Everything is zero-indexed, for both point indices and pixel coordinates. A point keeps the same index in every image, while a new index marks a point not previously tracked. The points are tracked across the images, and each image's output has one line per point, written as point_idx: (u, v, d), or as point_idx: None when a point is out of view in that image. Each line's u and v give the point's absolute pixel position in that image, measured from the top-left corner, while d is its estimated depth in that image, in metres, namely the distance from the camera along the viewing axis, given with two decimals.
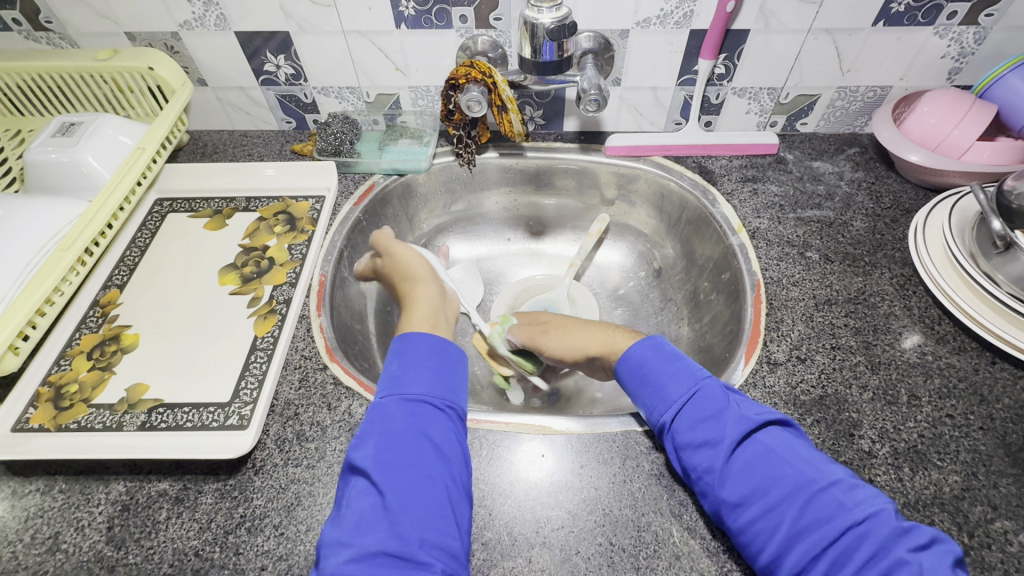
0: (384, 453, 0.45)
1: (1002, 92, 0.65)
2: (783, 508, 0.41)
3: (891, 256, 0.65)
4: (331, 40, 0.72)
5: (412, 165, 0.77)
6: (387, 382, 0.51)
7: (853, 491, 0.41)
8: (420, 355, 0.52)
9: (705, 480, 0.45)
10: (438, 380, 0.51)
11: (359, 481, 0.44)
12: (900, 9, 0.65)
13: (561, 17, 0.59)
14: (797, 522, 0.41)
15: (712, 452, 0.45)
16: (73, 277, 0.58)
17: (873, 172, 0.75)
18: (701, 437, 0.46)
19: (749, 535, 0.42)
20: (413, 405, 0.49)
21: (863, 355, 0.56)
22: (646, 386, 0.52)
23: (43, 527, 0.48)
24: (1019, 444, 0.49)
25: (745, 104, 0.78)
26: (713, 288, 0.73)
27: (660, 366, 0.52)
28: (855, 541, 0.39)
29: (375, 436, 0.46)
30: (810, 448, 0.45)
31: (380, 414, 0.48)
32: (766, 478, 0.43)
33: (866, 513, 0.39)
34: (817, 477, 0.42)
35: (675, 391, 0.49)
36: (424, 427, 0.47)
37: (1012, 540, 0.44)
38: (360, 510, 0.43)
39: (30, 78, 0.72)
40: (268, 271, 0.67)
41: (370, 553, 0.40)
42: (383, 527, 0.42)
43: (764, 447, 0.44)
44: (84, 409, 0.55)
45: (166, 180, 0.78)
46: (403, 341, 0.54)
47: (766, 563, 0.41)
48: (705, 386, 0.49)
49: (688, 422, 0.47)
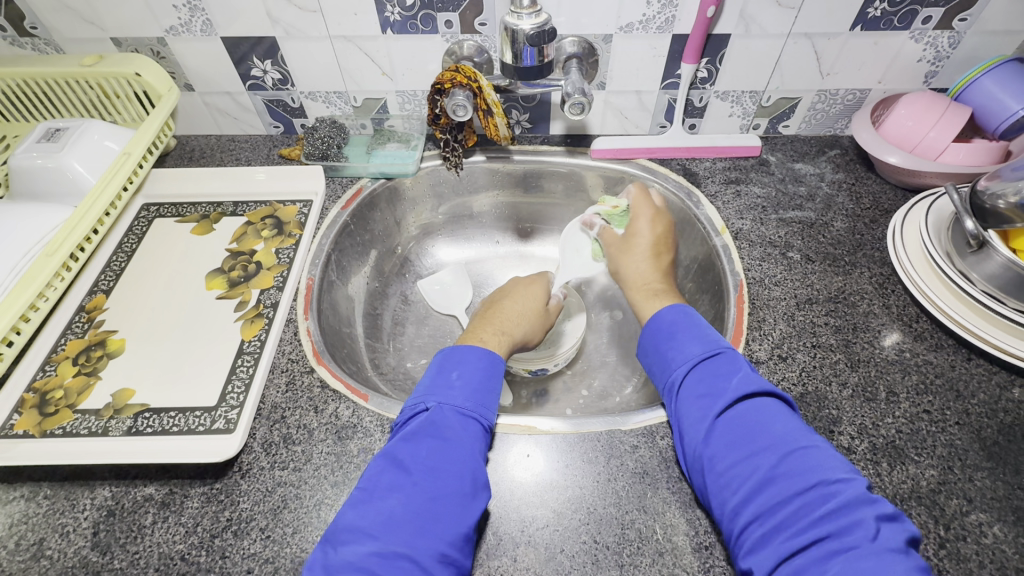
0: (435, 459, 0.45)
1: (976, 95, 0.66)
2: (762, 457, 0.43)
3: (871, 256, 0.67)
4: (317, 46, 0.72)
5: (400, 169, 0.78)
6: (445, 389, 0.51)
7: (832, 458, 0.42)
8: (480, 368, 0.53)
9: (694, 428, 0.47)
10: (485, 399, 0.51)
11: (396, 474, 0.44)
12: (876, 13, 0.66)
13: (542, 23, 0.60)
14: (772, 472, 0.42)
15: (709, 405, 0.47)
16: (58, 283, 0.59)
17: (854, 173, 0.77)
18: (704, 389, 0.48)
19: (722, 481, 0.43)
20: (467, 420, 0.49)
21: (843, 353, 0.57)
22: (666, 343, 0.54)
23: (27, 533, 0.47)
24: (994, 438, 0.50)
25: (728, 107, 0.80)
26: (698, 289, 0.74)
27: (686, 327, 0.54)
28: (820, 497, 0.39)
29: (430, 440, 0.46)
30: (802, 420, 0.46)
31: (438, 420, 0.48)
32: (753, 431, 0.44)
33: (839, 476, 0.40)
34: (801, 439, 0.43)
35: (692, 347, 0.52)
36: (472, 442, 0.47)
37: (986, 532, 0.45)
38: (390, 507, 0.42)
39: (14, 83, 0.72)
40: (255, 276, 0.67)
41: (393, 552, 0.39)
42: (413, 528, 0.41)
43: (759, 406, 0.46)
44: (69, 414, 0.54)
45: (153, 185, 0.78)
46: (463, 350, 0.54)
47: (731, 509, 0.42)
48: (725, 352, 0.51)
49: (696, 377, 0.49)
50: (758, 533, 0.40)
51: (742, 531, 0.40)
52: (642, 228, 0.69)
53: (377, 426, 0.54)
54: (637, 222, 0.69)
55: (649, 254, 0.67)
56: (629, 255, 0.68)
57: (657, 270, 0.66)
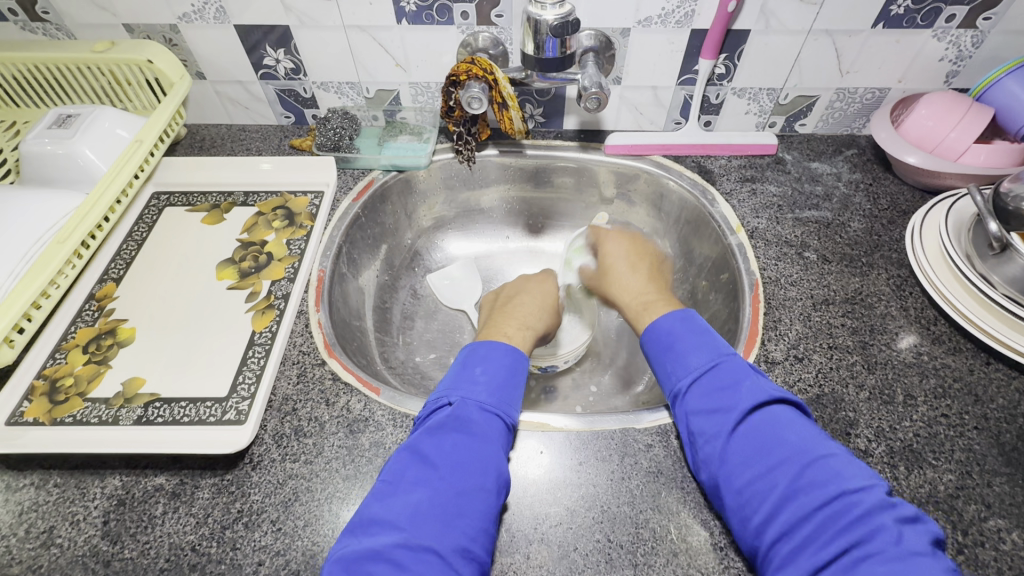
0: (460, 453, 0.44)
1: (999, 96, 0.65)
2: (780, 470, 0.42)
3: (888, 257, 0.66)
4: (330, 35, 0.71)
5: (412, 162, 0.77)
6: (466, 384, 0.50)
7: (848, 464, 0.41)
8: (504, 363, 0.53)
9: (710, 445, 0.45)
10: (509, 395, 0.51)
11: (421, 468, 0.44)
12: (899, 11, 0.65)
13: (565, 14, 0.59)
14: (793, 484, 0.41)
15: (721, 419, 0.46)
16: (68, 271, 0.58)
17: (871, 173, 0.76)
18: (714, 405, 0.47)
19: (744, 498, 0.42)
20: (490, 415, 0.48)
21: (860, 354, 0.57)
22: (667, 355, 0.52)
23: (38, 521, 0.47)
24: (1012, 443, 0.50)
25: (745, 104, 0.79)
26: (711, 288, 0.73)
27: (686, 337, 0.52)
28: (844, 507, 0.39)
29: (454, 435, 0.46)
30: (812, 423, 0.45)
31: (461, 415, 0.47)
32: (768, 443, 0.43)
33: (858, 483, 0.40)
34: (815, 447, 0.43)
35: (697, 360, 0.50)
36: (495, 438, 0.47)
37: (1004, 538, 0.44)
38: (415, 501, 0.42)
39: (25, 68, 0.72)
40: (266, 266, 0.66)
41: (420, 546, 0.39)
42: (438, 521, 0.41)
43: (772, 416, 0.45)
44: (80, 403, 0.54)
45: (164, 173, 0.77)
46: (489, 345, 0.54)
47: (754, 526, 0.41)
48: (727, 361, 0.49)
49: (705, 391, 0.48)
50: (785, 549, 0.39)
51: (768, 547, 0.40)
52: (613, 249, 0.70)
53: (389, 419, 0.53)
54: (609, 241, 0.71)
55: (627, 271, 0.66)
56: (613, 279, 0.66)
57: (642, 281, 0.64)
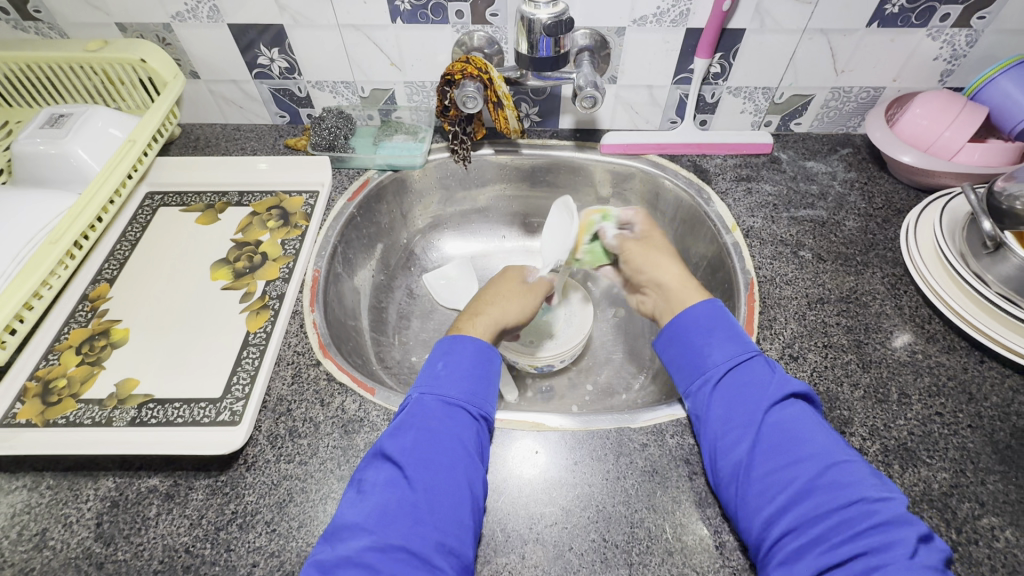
0: (422, 449, 0.44)
1: (993, 95, 0.66)
2: (804, 468, 0.42)
3: (883, 256, 0.66)
4: (324, 34, 0.71)
5: (407, 161, 0.77)
6: (428, 379, 0.50)
7: (871, 475, 0.42)
8: (466, 356, 0.52)
9: (735, 434, 0.46)
10: (475, 387, 0.50)
11: (391, 468, 0.44)
12: (893, 11, 0.65)
13: (558, 13, 0.59)
14: (812, 485, 0.41)
15: (749, 412, 0.47)
16: (62, 271, 0.58)
17: (866, 172, 0.76)
18: (742, 398, 0.48)
19: (760, 490, 0.43)
20: (452, 408, 0.48)
21: (855, 353, 0.57)
22: (699, 343, 0.53)
23: (31, 523, 0.47)
24: (1006, 441, 0.50)
25: (741, 103, 0.79)
26: (707, 287, 0.73)
27: (721, 329, 0.53)
28: (862, 513, 0.39)
29: (413, 431, 0.46)
30: (832, 429, 0.47)
31: (420, 410, 0.48)
32: (795, 441, 0.44)
33: (880, 493, 0.40)
34: (840, 454, 0.43)
35: (729, 352, 0.51)
36: (459, 430, 0.46)
37: (998, 536, 0.45)
38: (386, 501, 0.42)
39: (17, 68, 0.71)
40: (260, 266, 0.66)
41: (391, 545, 0.39)
42: (409, 519, 0.41)
43: (800, 417, 0.46)
44: (73, 404, 0.54)
45: (158, 173, 0.77)
46: (448, 340, 0.54)
47: (764, 518, 0.42)
48: (760, 359, 0.50)
49: (734, 382, 0.49)
50: (793, 545, 0.39)
51: (775, 540, 0.40)
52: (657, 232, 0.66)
53: (384, 420, 0.53)
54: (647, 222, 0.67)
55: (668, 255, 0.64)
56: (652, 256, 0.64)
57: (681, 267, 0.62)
